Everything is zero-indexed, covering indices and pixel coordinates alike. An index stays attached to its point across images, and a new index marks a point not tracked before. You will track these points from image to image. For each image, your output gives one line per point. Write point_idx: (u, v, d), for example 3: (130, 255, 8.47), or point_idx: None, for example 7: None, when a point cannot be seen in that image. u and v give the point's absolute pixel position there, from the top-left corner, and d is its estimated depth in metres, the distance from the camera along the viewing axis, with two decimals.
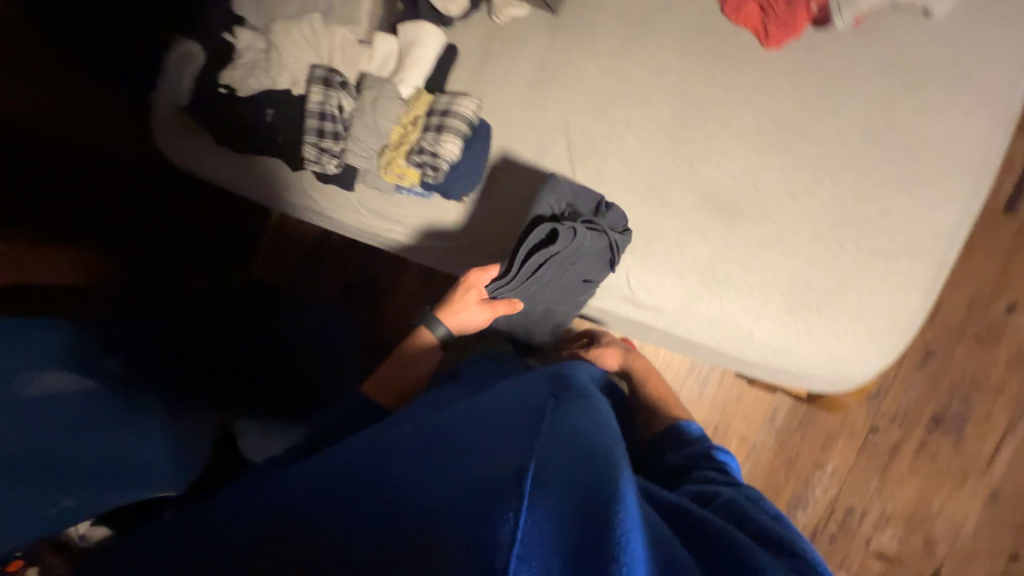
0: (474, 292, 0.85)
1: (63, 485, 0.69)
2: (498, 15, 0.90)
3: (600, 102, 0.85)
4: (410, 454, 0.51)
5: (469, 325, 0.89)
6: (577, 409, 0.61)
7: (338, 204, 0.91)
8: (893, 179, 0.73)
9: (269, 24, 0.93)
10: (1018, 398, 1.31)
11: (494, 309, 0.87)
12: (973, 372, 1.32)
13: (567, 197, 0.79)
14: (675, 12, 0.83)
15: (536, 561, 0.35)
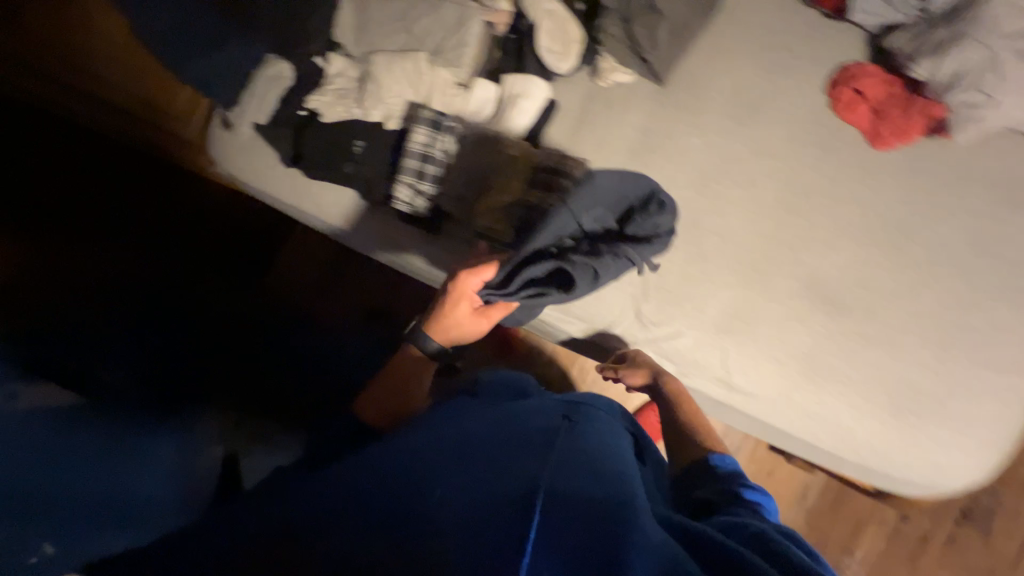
0: (465, 302, 0.80)
1: (59, 522, 0.57)
2: (603, 78, 0.90)
3: (702, 176, 0.85)
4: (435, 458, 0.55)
5: (464, 334, 0.84)
6: (584, 433, 0.63)
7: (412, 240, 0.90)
8: (996, 291, 0.74)
9: (368, 56, 0.90)
10: None
11: (488, 316, 0.82)
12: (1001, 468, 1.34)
13: (589, 218, 0.76)
14: (785, 102, 0.85)
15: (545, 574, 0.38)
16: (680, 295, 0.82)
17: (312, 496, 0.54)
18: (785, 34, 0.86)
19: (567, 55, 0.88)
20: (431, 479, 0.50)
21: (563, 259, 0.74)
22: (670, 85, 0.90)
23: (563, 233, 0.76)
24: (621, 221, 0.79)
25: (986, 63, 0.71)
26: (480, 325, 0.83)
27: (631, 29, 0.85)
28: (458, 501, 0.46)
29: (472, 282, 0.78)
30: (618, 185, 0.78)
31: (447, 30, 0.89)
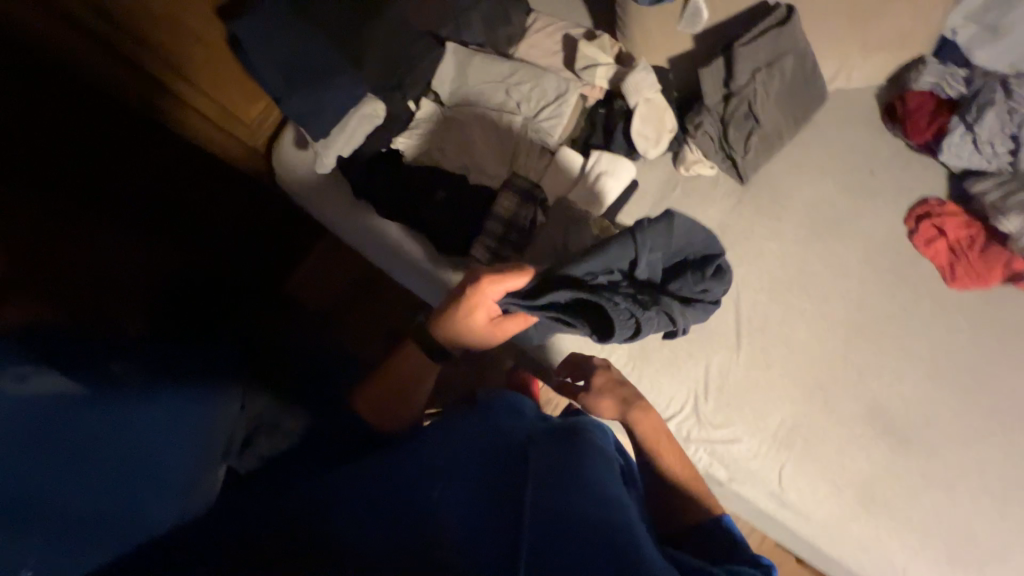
0: (481, 311, 0.69)
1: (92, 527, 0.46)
2: (686, 168, 0.91)
3: (775, 282, 0.85)
4: (435, 467, 0.51)
5: (470, 342, 0.74)
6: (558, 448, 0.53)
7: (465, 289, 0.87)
8: None
9: (463, 109, 0.90)
10: None
11: (501, 327, 0.72)
12: None
13: (644, 261, 0.70)
14: (865, 225, 0.86)
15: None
16: (742, 399, 0.81)
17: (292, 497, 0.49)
18: (871, 158, 0.88)
19: (657, 143, 0.89)
20: (424, 495, 0.46)
21: (598, 297, 0.67)
22: (753, 186, 0.91)
23: (605, 270, 0.70)
24: (666, 275, 0.73)
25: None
26: (488, 336, 0.73)
27: (727, 129, 0.84)
28: (458, 527, 0.41)
29: (494, 287, 0.67)
30: (685, 238, 0.72)
31: (546, 99, 0.89)
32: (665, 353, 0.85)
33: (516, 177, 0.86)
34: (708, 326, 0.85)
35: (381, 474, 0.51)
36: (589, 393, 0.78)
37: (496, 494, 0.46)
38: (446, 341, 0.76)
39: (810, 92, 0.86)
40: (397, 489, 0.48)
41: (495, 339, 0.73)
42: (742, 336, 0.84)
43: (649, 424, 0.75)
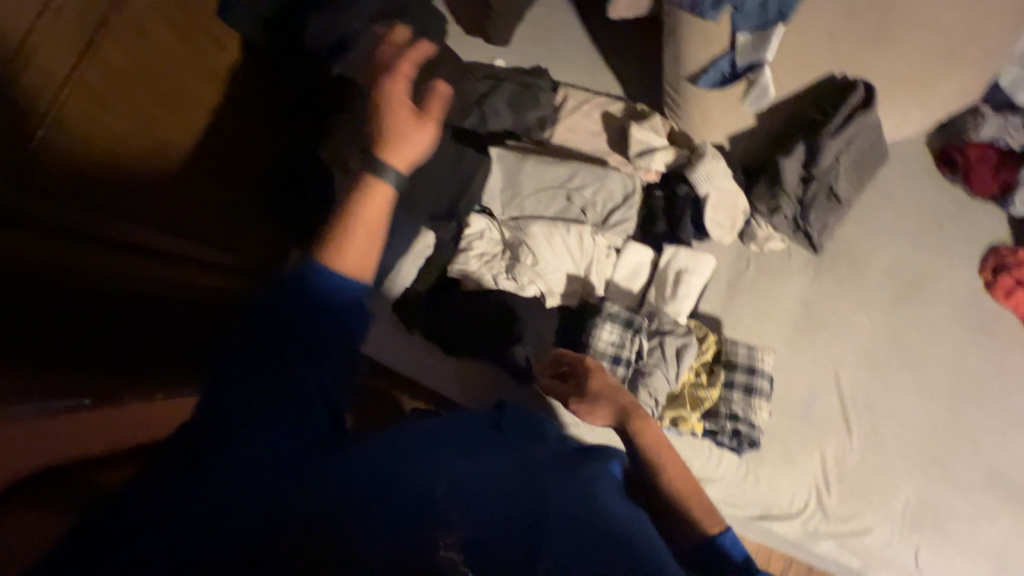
0: (391, 99, 0.46)
1: None
2: (760, 246, 0.87)
3: (870, 357, 0.84)
4: (436, 466, 0.44)
5: (411, 147, 0.45)
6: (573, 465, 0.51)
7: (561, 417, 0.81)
8: None
9: (521, 222, 0.82)
10: None
11: (432, 120, 0.46)
12: None
13: None
14: (944, 283, 0.85)
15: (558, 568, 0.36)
16: (866, 487, 0.80)
17: (257, 433, 0.39)
18: (936, 212, 0.88)
19: (732, 229, 0.85)
20: (431, 482, 0.40)
21: None
22: (827, 256, 0.88)
23: None
24: None
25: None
26: (425, 127, 0.46)
27: (805, 211, 0.81)
28: (477, 516, 0.38)
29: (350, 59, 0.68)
30: None
31: (611, 200, 0.83)
32: (777, 449, 0.82)
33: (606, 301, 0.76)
34: (813, 413, 0.83)
35: (374, 443, 0.44)
36: (586, 397, 0.65)
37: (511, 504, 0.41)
38: (388, 159, 0.44)
39: (880, 154, 0.82)
40: (405, 462, 0.42)
41: (431, 129, 0.46)
42: (850, 418, 0.82)
43: (648, 433, 0.62)
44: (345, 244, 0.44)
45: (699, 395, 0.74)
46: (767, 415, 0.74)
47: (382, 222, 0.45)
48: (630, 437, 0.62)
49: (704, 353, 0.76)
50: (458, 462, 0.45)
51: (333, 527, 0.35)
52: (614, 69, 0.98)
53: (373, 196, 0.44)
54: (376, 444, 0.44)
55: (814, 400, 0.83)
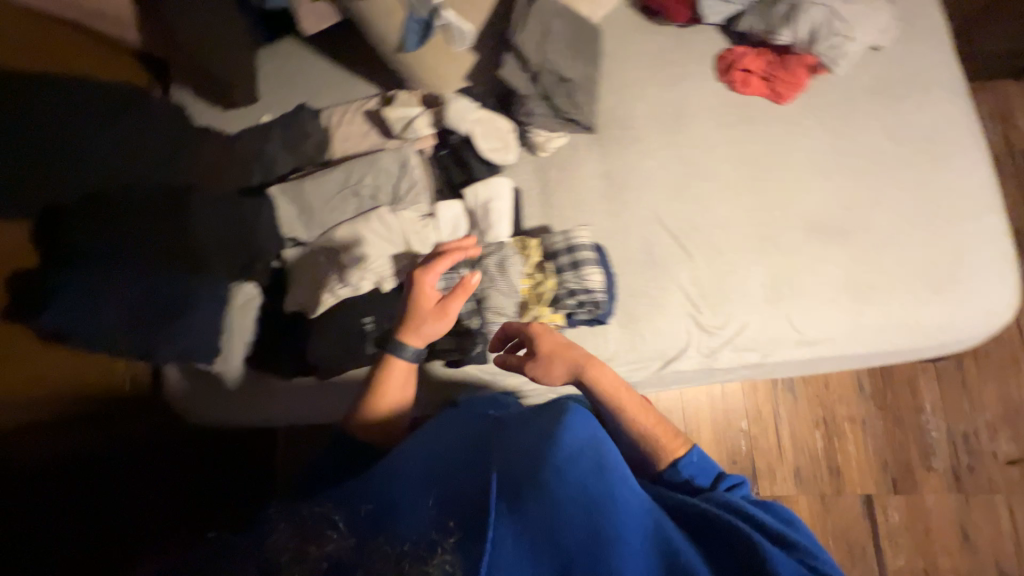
0: (426, 293, 0.73)
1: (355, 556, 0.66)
2: (545, 149, 0.96)
3: (677, 188, 0.93)
4: (447, 472, 0.56)
5: (430, 330, 0.73)
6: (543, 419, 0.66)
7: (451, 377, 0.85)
8: (928, 160, 0.89)
9: (328, 234, 0.87)
10: None
11: (447, 310, 0.72)
12: None
13: None
14: (697, 102, 0.97)
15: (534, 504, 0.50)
16: (726, 290, 0.87)
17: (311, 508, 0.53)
18: (664, 51, 1.00)
19: (508, 146, 0.92)
20: (423, 509, 0.49)
21: None
22: (603, 129, 0.98)
23: None
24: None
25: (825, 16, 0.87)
26: (441, 320, 0.72)
27: (551, 101, 0.90)
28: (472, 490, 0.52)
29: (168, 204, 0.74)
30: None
31: (393, 177, 0.88)
32: (643, 301, 0.89)
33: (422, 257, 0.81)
34: (655, 256, 0.91)
35: (379, 477, 0.55)
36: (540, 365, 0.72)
37: (506, 484, 0.52)
38: (410, 341, 0.72)
39: (588, 29, 0.93)
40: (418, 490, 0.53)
41: (444, 321, 0.72)
42: (685, 244, 0.90)
43: (606, 377, 0.72)
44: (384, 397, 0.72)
45: (539, 290, 0.80)
46: (603, 275, 0.79)
47: (402, 381, 0.72)
48: (587, 385, 0.72)
49: (528, 253, 0.82)
50: (460, 467, 0.57)
51: (371, 548, 0.42)
52: (361, 75, 1.06)
53: (395, 366, 0.72)
54: (381, 478, 0.55)
55: (651, 246, 0.91)
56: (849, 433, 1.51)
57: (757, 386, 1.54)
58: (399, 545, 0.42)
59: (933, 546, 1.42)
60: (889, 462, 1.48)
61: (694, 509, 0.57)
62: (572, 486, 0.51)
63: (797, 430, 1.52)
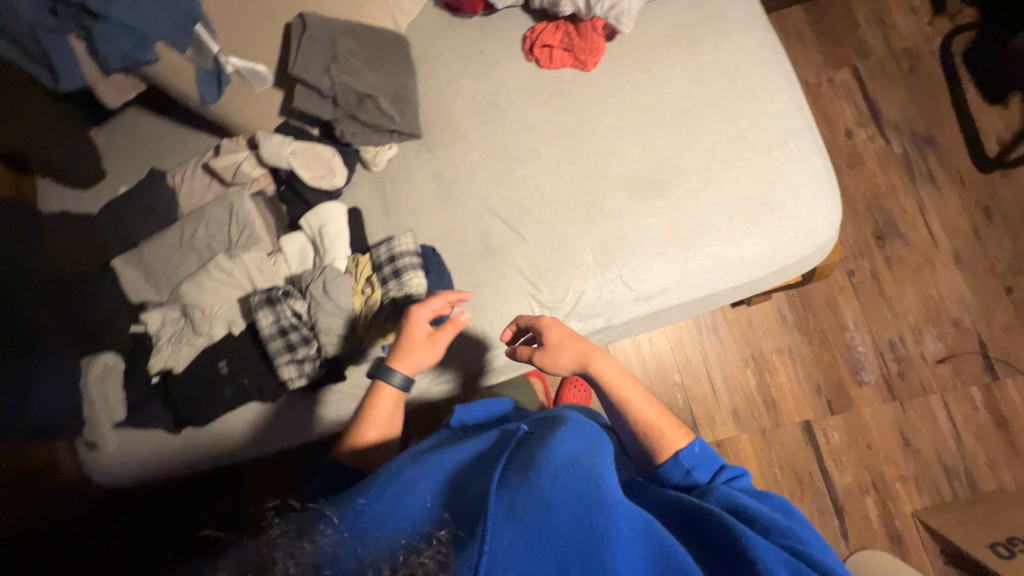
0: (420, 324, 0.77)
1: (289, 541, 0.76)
2: (375, 163, 0.98)
3: (503, 175, 0.96)
4: (450, 478, 0.55)
5: (420, 357, 0.75)
6: (543, 425, 0.64)
7: (315, 401, 0.89)
8: (734, 95, 0.90)
9: (176, 291, 0.91)
10: (933, 196, 1.52)
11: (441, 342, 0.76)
12: (900, 202, 1.53)
13: None
14: (510, 86, 0.99)
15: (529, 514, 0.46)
16: (559, 263, 0.90)
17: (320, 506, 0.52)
18: (471, 42, 1.01)
19: (334, 170, 0.95)
20: (418, 513, 0.49)
21: None
22: (429, 132, 1.00)
23: None
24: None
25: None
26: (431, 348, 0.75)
27: (360, 120, 0.93)
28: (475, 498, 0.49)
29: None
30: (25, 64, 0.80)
31: (224, 225, 0.93)
32: (486, 290, 0.91)
33: (253, 296, 0.86)
34: (492, 244, 0.93)
35: (380, 480, 0.54)
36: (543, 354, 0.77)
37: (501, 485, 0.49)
38: (402, 366, 0.75)
39: (387, 39, 0.97)
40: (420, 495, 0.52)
41: (434, 350, 0.75)
42: (518, 227, 0.93)
43: (611, 370, 0.75)
44: (374, 419, 0.73)
45: (369, 304, 0.85)
46: (423, 278, 0.84)
47: (390, 404, 0.73)
48: (592, 378, 0.76)
49: (357, 270, 0.88)
50: (465, 471, 0.56)
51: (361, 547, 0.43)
52: (201, 128, 1.09)
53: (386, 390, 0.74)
54: (383, 474, 0.56)
55: (487, 235, 0.94)
56: (779, 364, 1.53)
57: (683, 337, 1.56)
58: (389, 542, 0.45)
59: (877, 457, 1.44)
60: (822, 385, 1.50)
61: (696, 509, 0.55)
62: (567, 488, 0.48)
63: (728, 373, 1.54)
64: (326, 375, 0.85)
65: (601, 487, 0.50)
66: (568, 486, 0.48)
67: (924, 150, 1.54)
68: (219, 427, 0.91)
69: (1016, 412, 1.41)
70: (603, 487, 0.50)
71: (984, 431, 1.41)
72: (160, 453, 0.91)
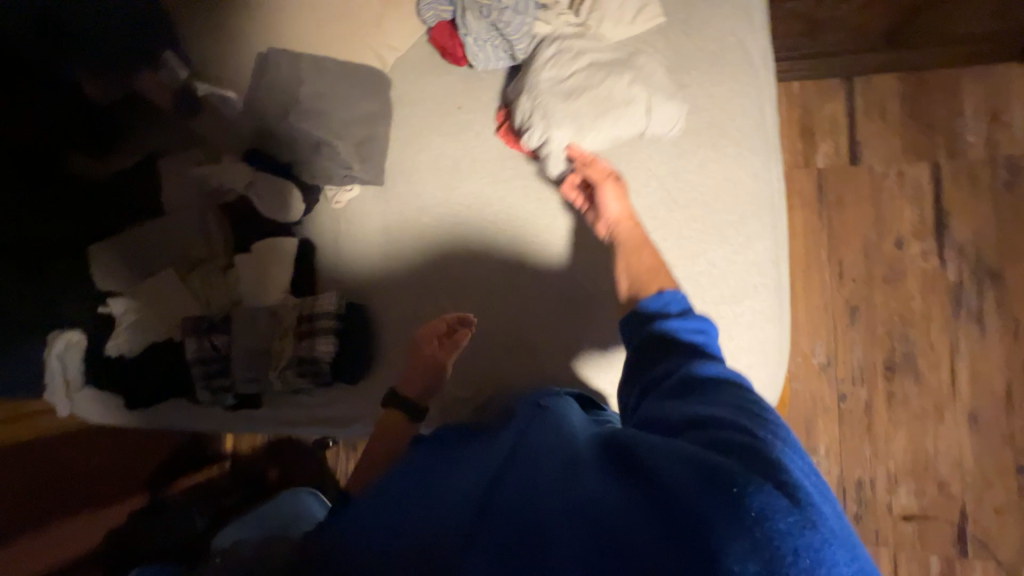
0: (422, 351, 0.86)
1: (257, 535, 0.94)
2: (335, 199, 0.98)
3: (448, 248, 0.94)
4: (434, 479, 0.66)
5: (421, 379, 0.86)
6: (481, 445, 0.71)
7: (227, 421, 0.98)
8: (706, 227, 0.80)
9: (133, 286, 1.00)
10: (970, 340, 1.31)
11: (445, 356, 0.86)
12: (929, 335, 1.33)
13: None
14: (477, 156, 0.94)
15: (477, 540, 0.51)
16: (477, 351, 0.91)
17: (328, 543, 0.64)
18: (451, 95, 0.95)
19: (289, 206, 0.96)
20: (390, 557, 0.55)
21: None
22: (389, 183, 0.98)
23: None
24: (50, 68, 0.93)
25: (537, 106, 0.81)
26: (432, 368, 0.86)
27: (316, 162, 0.92)
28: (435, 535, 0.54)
29: None
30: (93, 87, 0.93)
31: (186, 235, 1.00)
32: (399, 362, 0.93)
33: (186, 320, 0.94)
34: (420, 315, 0.94)
35: (365, 509, 0.66)
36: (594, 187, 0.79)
37: (446, 532, 0.54)
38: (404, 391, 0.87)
39: (365, 79, 0.93)
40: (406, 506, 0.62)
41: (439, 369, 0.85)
42: (447, 304, 0.93)
43: (628, 232, 0.78)
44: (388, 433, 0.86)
45: (281, 354, 0.90)
46: (333, 343, 0.88)
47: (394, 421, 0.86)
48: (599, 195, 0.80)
49: (277, 315, 0.92)
50: (432, 478, 0.67)
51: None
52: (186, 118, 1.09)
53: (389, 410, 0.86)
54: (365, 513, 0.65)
55: (417, 305, 0.94)
56: None
57: None
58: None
59: None
60: None
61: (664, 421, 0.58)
62: (509, 505, 0.53)
63: None
64: (238, 405, 0.94)
65: (537, 490, 0.53)
66: (505, 501, 0.54)
67: (981, 284, 1.31)
68: (151, 414, 1.02)
69: None
70: (536, 487, 0.54)
71: None
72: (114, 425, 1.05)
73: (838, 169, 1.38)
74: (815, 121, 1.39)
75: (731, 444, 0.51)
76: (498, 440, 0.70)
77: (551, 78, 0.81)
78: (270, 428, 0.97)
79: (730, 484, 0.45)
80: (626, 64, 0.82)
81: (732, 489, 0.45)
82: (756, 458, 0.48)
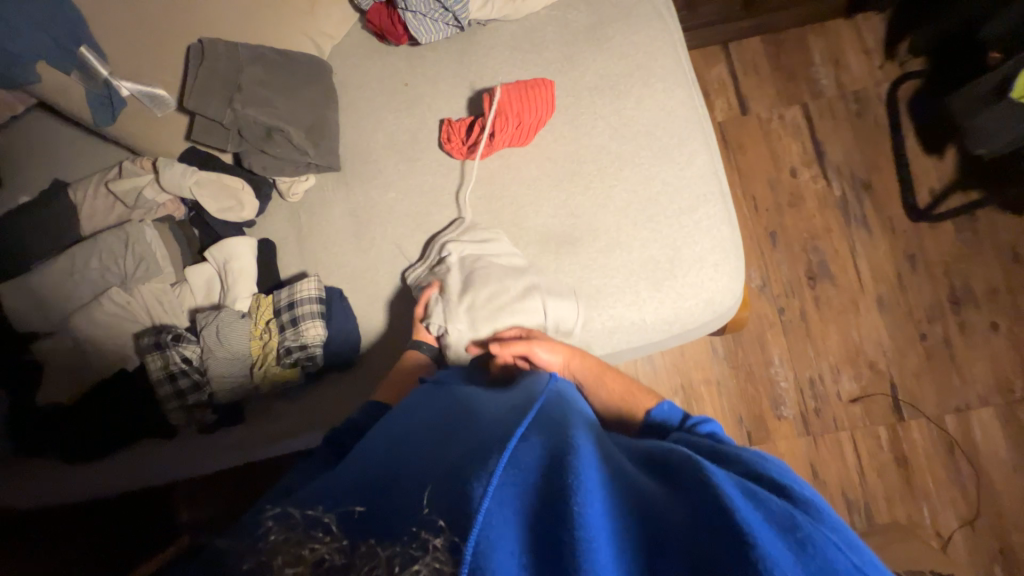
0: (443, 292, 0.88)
1: None
2: (290, 194, 0.95)
3: (421, 217, 0.94)
4: (442, 436, 0.63)
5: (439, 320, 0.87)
6: (485, 407, 0.68)
7: (205, 448, 0.88)
8: (652, 153, 0.90)
9: (65, 322, 0.88)
10: (863, 240, 1.57)
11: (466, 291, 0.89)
12: (832, 242, 1.58)
13: None
14: (432, 125, 0.96)
15: (502, 498, 0.47)
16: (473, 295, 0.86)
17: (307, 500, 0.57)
18: (397, 74, 0.97)
19: (242, 203, 0.92)
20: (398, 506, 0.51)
21: None
22: (348, 166, 0.97)
23: None
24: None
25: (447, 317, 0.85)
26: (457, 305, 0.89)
27: (268, 152, 0.90)
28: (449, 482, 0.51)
29: None
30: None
31: (119, 255, 0.89)
32: (392, 338, 0.91)
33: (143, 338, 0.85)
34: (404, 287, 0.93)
35: (357, 465, 0.60)
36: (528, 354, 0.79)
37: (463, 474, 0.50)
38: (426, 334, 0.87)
39: (306, 66, 0.93)
40: (405, 476, 0.56)
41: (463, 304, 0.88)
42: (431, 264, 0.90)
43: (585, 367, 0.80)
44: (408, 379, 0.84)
45: (264, 351, 0.85)
46: (322, 328, 0.84)
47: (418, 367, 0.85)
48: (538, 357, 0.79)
49: (252, 314, 0.87)
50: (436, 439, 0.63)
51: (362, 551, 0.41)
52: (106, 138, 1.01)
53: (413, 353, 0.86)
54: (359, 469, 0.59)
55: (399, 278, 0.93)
56: (707, 395, 1.54)
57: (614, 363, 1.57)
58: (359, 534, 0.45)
59: None
60: (745, 417, 1.53)
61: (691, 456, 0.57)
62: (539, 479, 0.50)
63: None
64: (220, 418, 0.86)
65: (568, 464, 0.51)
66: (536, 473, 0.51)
67: (860, 194, 1.58)
68: (108, 465, 0.89)
69: (917, 450, 1.48)
70: (567, 459, 0.51)
71: (886, 467, 1.48)
72: (59, 492, 0.90)
73: (733, 120, 1.62)
74: (707, 84, 1.62)
75: (781, 494, 0.50)
76: (508, 404, 0.67)
77: (461, 278, 0.87)
78: (256, 444, 0.87)
79: (796, 526, 0.44)
80: (529, 267, 0.88)
81: (797, 531, 0.44)
82: (812, 508, 0.48)
